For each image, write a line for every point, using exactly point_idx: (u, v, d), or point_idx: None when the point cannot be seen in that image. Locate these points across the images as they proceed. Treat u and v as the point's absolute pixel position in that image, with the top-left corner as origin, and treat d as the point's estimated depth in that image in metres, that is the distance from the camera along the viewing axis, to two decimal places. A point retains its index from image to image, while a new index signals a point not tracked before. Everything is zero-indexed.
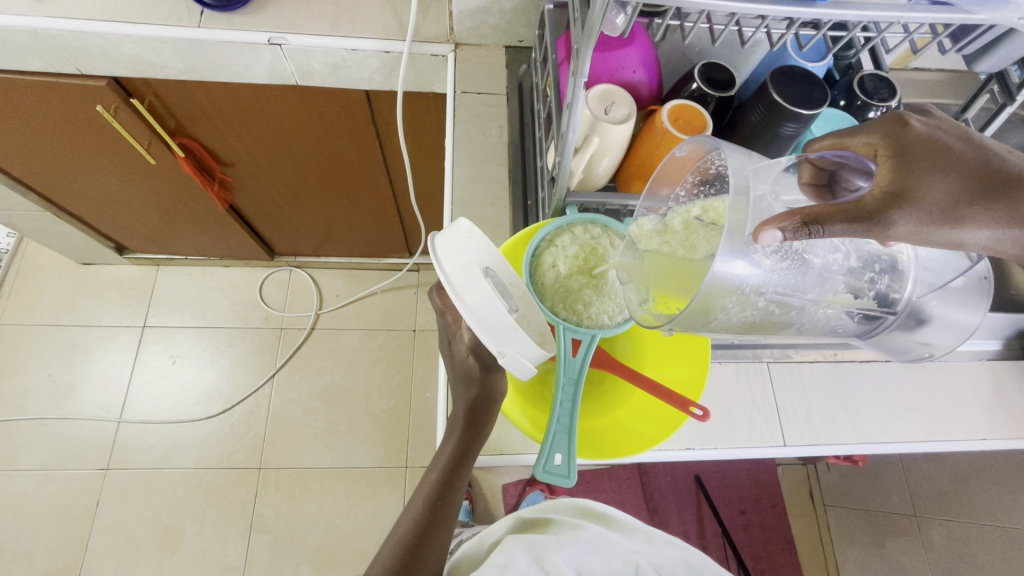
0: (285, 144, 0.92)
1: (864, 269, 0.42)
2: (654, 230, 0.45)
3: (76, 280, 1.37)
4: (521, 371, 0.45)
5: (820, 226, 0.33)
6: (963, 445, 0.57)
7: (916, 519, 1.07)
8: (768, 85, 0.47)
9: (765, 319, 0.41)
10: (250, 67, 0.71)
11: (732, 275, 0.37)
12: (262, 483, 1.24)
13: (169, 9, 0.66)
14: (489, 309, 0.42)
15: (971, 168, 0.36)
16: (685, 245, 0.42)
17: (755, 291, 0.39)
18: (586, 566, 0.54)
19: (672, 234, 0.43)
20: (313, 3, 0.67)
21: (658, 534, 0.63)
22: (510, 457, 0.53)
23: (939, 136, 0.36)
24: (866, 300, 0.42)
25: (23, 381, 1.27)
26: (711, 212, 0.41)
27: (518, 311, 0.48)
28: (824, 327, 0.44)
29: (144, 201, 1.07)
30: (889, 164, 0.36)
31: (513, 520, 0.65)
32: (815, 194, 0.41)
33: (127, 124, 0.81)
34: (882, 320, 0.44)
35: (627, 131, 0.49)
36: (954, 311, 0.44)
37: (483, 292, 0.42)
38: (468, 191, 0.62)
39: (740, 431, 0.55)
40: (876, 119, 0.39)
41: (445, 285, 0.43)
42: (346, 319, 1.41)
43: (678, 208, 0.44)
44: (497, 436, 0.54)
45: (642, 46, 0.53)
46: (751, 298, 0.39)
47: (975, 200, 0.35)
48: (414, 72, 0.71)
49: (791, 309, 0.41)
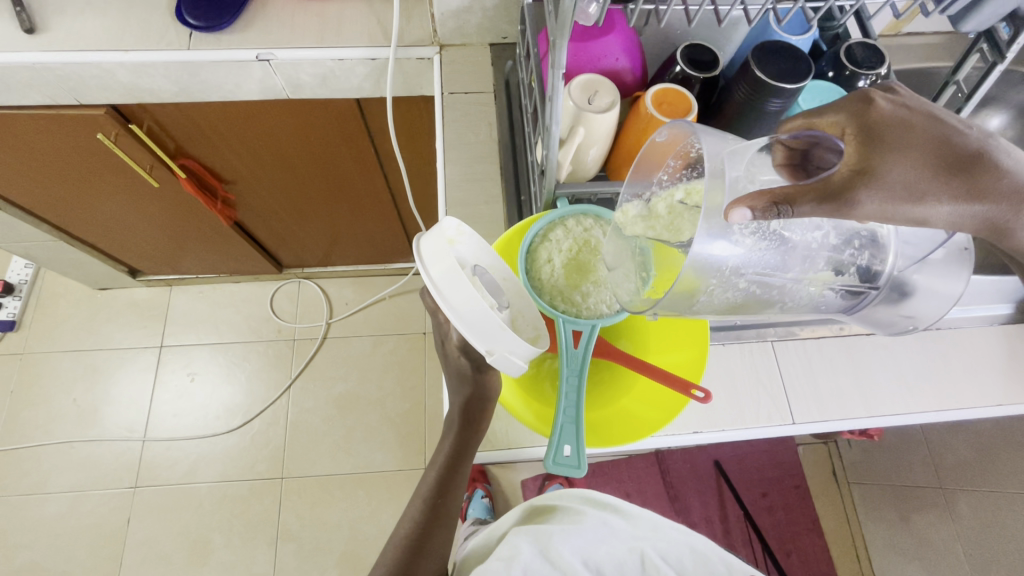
0: (282, 158, 0.93)
1: (842, 244, 0.42)
2: (638, 215, 0.45)
3: (93, 305, 1.40)
4: (514, 369, 0.45)
5: (789, 207, 0.33)
6: (976, 412, 0.57)
7: (942, 491, 1.05)
8: (750, 62, 0.46)
9: (745, 299, 0.42)
10: (242, 84, 0.72)
11: (707, 263, 0.37)
12: (285, 492, 1.26)
13: (159, 33, 0.67)
14: (470, 308, 0.42)
15: (934, 144, 0.36)
16: (670, 229, 0.42)
17: (731, 276, 0.39)
18: (590, 555, 0.55)
19: (656, 218, 0.43)
20: (298, 16, 0.68)
21: (664, 521, 0.63)
22: (517, 451, 0.52)
23: (902, 114, 0.37)
24: (849, 276, 0.42)
25: (50, 407, 1.31)
26: (693, 195, 0.41)
27: (512, 306, 0.49)
28: (806, 302, 0.44)
29: (152, 223, 1.10)
30: (855, 143, 0.35)
31: (517, 512, 0.65)
32: (790, 174, 0.40)
33: (128, 149, 0.83)
34: (865, 295, 0.44)
35: (613, 119, 0.49)
36: (940, 283, 0.42)
37: (464, 292, 0.42)
38: (460, 191, 0.63)
39: (748, 411, 0.54)
40: (844, 97, 0.38)
41: (430, 288, 0.43)
42: (357, 327, 1.42)
43: (661, 192, 0.44)
44: (502, 431, 0.52)
45: (622, 34, 0.53)
46: (733, 282, 0.39)
47: (937, 177, 0.35)
48: (401, 77, 0.72)
49: (774, 289, 0.41)
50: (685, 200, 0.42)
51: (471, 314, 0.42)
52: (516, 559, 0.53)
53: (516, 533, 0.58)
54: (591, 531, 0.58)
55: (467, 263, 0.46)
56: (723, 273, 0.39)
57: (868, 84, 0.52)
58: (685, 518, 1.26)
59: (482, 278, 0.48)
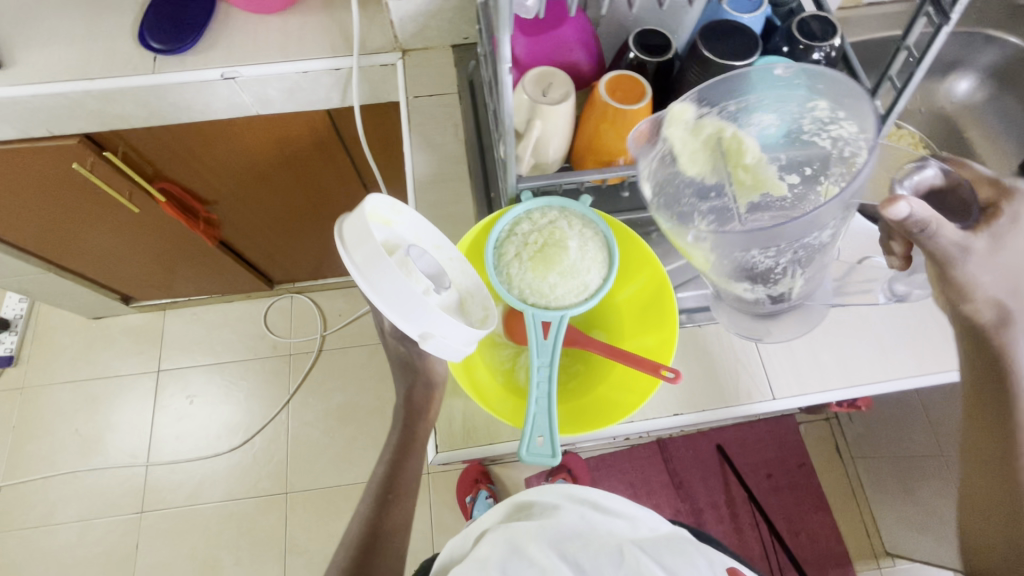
0: (260, 174, 0.94)
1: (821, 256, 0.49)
2: (690, 135, 0.47)
3: (89, 334, 1.41)
4: (448, 351, 0.46)
5: (926, 227, 0.40)
6: (954, 375, 0.57)
7: (944, 460, 1.05)
8: (697, 43, 0.47)
9: (718, 265, 0.46)
10: (210, 104, 0.73)
11: (799, 221, 0.39)
12: (290, 506, 1.27)
13: (124, 59, 0.68)
14: (382, 283, 0.42)
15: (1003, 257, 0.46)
16: (692, 155, 0.47)
17: (776, 245, 0.42)
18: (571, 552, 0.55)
19: (699, 140, 0.47)
20: (260, 32, 0.69)
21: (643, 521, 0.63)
22: (485, 448, 0.52)
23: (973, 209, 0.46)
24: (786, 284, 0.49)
25: (53, 438, 1.32)
26: (732, 145, 0.48)
27: (459, 287, 0.51)
28: (729, 284, 0.50)
29: (139, 249, 1.11)
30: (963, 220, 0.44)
31: (504, 510, 0.66)
32: (889, 210, 0.38)
33: (105, 176, 0.84)
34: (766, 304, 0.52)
35: (569, 110, 0.49)
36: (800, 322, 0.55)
37: (390, 276, 0.42)
38: (430, 193, 0.63)
39: (727, 391, 0.55)
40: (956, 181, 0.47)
41: (353, 274, 0.43)
42: (351, 337, 1.42)
43: (709, 127, 0.48)
44: (470, 429, 0.52)
45: (575, 24, 0.53)
46: (772, 250, 0.43)
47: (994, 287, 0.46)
48: (367, 86, 0.72)
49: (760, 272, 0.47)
50: (722, 143, 0.48)
51: (383, 289, 0.42)
52: (492, 559, 0.54)
53: (496, 534, 0.59)
54: (569, 529, 0.58)
55: (398, 246, 0.48)
56: (785, 241, 0.42)
57: (823, 57, 0.52)
58: (691, 504, 1.26)
59: (418, 259, 0.49)
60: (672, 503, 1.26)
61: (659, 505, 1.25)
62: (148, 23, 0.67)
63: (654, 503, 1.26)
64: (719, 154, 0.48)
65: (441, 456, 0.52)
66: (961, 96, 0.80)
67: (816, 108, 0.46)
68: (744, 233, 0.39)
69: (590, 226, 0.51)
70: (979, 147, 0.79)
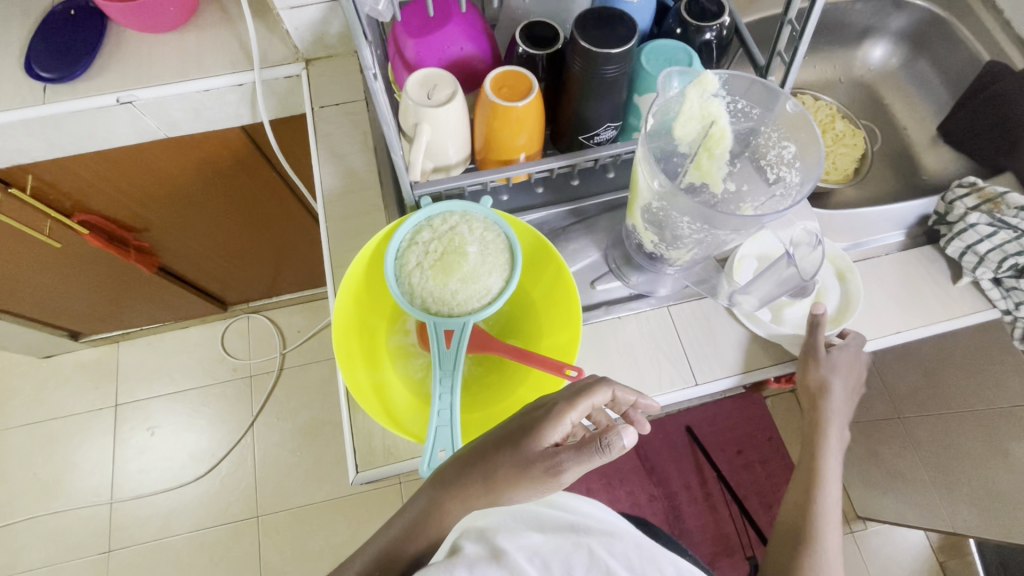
0: (186, 198, 0.91)
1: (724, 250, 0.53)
2: (703, 103, 0.47)
3: (40, 374, 1.37)
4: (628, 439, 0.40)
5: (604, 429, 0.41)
6: (877, 342, 0.57)
7: (900, 420, 1.06)
8: (574, 33, 0.46)
9: (649, 207, 0.49)
10: (113, 131, 0.70)
11: (735, 221, 0.44)
12: (262, 530, 1.25)
13: (13, 91, 0.65)
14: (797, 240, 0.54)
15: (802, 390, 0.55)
16: (702, 114, 0.47)
17: (708, 226, 0.46)
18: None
19: (715, 118, 0.47)
20: (156, 53, 0.67)
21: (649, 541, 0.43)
22: (408, 463, 0.50)
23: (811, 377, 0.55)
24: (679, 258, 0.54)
25: (9, 485, 1.28)
26: (718, 138, 0.48)
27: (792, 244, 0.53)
28: (647, 234, 0.52)
29: (77, 284, 1.07)
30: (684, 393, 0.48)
31: None
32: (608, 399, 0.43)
33: (17, 212, 0.80)
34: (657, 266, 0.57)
35: (456, 111, 0.48)
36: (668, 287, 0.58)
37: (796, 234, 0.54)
38: (341, 205, 0.62)
39: (650, 380, 0.54)
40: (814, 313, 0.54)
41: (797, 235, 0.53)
42: (312, 352, 1.40)
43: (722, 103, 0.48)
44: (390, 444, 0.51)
45: (465, 21, 0.52)
46: (695, 233, 0.48)
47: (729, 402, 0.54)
48: (276, 99, 0.71)
49: (663, 239, 0.51)
50: (711, 129, 0.48)
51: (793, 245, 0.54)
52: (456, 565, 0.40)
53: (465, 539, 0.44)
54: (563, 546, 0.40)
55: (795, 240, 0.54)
56: (711, 231, 0.47)
57: (715, 36, 0.52)
58: (664, 488, 1.27)
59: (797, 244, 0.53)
60: (645, 488, 1.26)
61: (632, 491, 1.26)
62: (34, 51, 0.64)
63: (628, 491, 1.26)
64: (701, 136, 0.48)
65: (360, 476, 0.50)
66: (876, 63, 0.82)
67: (785, 147, 0.50)
68: (697, 205, 0.44)
69: (493, 228, 0.50)
70: (899, 113, 0.80)
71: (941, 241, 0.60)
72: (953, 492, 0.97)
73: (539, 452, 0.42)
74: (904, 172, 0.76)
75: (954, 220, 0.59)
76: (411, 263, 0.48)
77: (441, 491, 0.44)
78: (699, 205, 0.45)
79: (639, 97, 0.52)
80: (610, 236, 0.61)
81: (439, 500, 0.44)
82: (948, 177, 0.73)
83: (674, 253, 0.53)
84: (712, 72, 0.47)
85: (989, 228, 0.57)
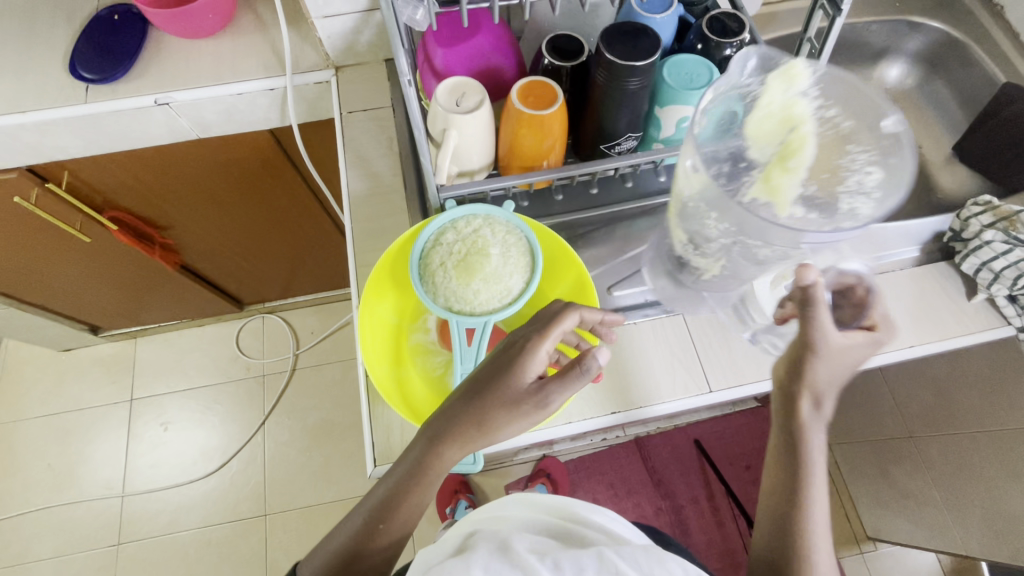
0: (212, 197, 0.94)
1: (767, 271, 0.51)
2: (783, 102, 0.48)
3: (59, 367, 1.40)
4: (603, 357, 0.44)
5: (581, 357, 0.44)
6: (890, 356, 0.57)
7: (912, 440, 1.06)
8: (600, 46, 0.47)
9: (691, 202, 0.48)
10: (148, 131, 0.73)
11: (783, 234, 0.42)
12: (269, 528, 1.26)
13: (56, 91, 0.67)
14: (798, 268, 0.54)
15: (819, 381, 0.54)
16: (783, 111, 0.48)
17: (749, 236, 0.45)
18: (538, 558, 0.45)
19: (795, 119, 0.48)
20: (193, 57, 0.69)
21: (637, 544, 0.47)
22: None
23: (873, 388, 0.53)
24: (709, 270, 0.53)
25: (25, 475, 1.30)
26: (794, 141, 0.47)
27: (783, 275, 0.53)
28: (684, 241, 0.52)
29: (101, 278, 1.10)
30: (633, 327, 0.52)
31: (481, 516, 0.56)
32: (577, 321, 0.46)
33: (51, 206, 0.83)
34: (683, 279, 0.56)
35: (483, 117, 0.50)
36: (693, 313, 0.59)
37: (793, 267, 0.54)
38: (365, 207, 0.64)
39: (664, 385, 0.55)
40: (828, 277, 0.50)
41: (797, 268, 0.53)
42: (325, 354, 1.42)
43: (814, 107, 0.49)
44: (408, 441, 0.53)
45: (493, 33, 0.54)
46: (724, 237, 0.47)
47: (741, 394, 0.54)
48: (304, 104, 0.73)
49: (700, 244, 0.50)
50: (791, 134, 0.47)
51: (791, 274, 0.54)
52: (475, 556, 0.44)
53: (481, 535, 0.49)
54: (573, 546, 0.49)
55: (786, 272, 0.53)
56: (743, 240, 0.46)
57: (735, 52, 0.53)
58: (671, 501, 1.26)
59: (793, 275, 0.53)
60: (652, 501, 1.26)
61: (639, 503, 1.26)
62: (79, 53, 0.67)
63: (635, 503, 1.26)
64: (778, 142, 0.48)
65: (378, 470, 0.52)
66: (892, 82, 0.83)
67: (867, 173, 0.48)
68: (743, 211, 0.42)
69: (515, 232, 0.52)
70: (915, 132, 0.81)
71: (956, 257, 0.61)
72: (966, 514, 0.96)
73: (525, 390, 0.44)
74: (918, 190, 0.77)
75: (970, 237, 0.60)
76: (435, 262, 0.50)
77: (437, 446, 0.45)
78: (752, 214, 0.43)
79: (660, 108, 0.53)
80: (628, 245, 0.62)
81: (434, 451, 0.45)
82: (963, 195, 0.73)
83: (706, 261, 0.51)
84: (800, 66, 0.48)
85: (1005, 245, 0.57)
